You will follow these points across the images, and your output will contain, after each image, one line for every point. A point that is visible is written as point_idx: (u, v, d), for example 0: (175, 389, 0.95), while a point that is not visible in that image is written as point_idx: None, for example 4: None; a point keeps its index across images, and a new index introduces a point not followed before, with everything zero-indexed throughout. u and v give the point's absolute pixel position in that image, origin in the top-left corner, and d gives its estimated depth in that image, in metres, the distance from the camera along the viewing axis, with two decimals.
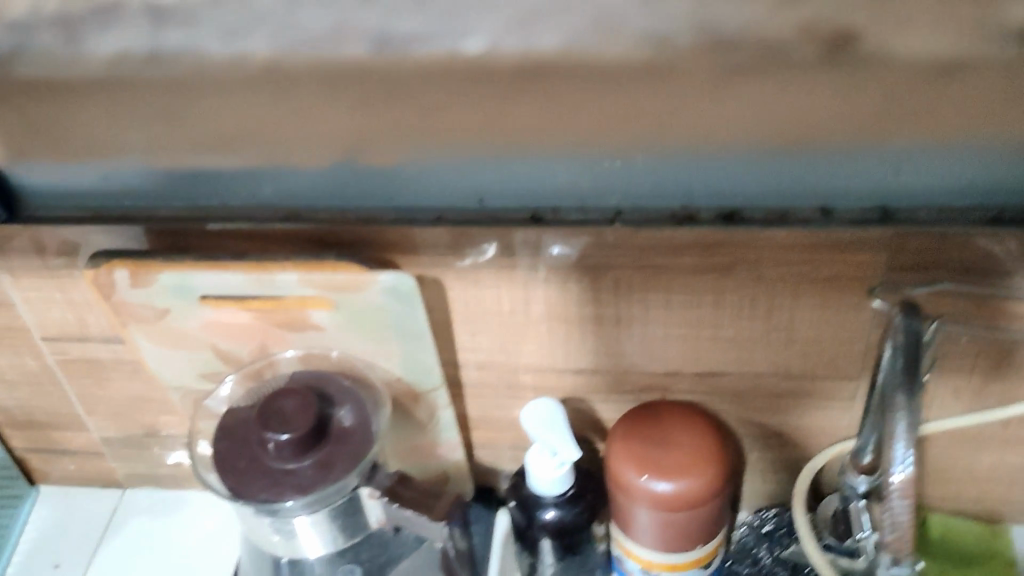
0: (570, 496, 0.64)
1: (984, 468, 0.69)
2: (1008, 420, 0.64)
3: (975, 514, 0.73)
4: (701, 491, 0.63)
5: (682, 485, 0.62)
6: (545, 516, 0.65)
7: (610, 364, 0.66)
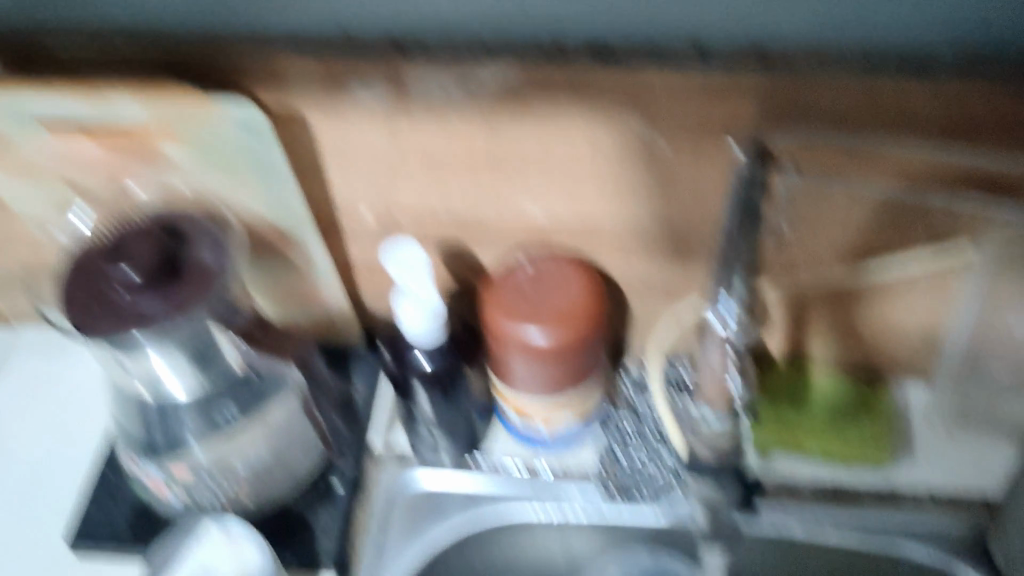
0: (440, 345, 0.63)
1: (866, 326, 0.69)
2: (887, 277, 0.64)
3: (858, 374, 0.73)
4: (576, 346, 0.63)
5: (558, 340, 0.62)
6: (418, 365, 0.63)
7: (489, 211, 0.64)
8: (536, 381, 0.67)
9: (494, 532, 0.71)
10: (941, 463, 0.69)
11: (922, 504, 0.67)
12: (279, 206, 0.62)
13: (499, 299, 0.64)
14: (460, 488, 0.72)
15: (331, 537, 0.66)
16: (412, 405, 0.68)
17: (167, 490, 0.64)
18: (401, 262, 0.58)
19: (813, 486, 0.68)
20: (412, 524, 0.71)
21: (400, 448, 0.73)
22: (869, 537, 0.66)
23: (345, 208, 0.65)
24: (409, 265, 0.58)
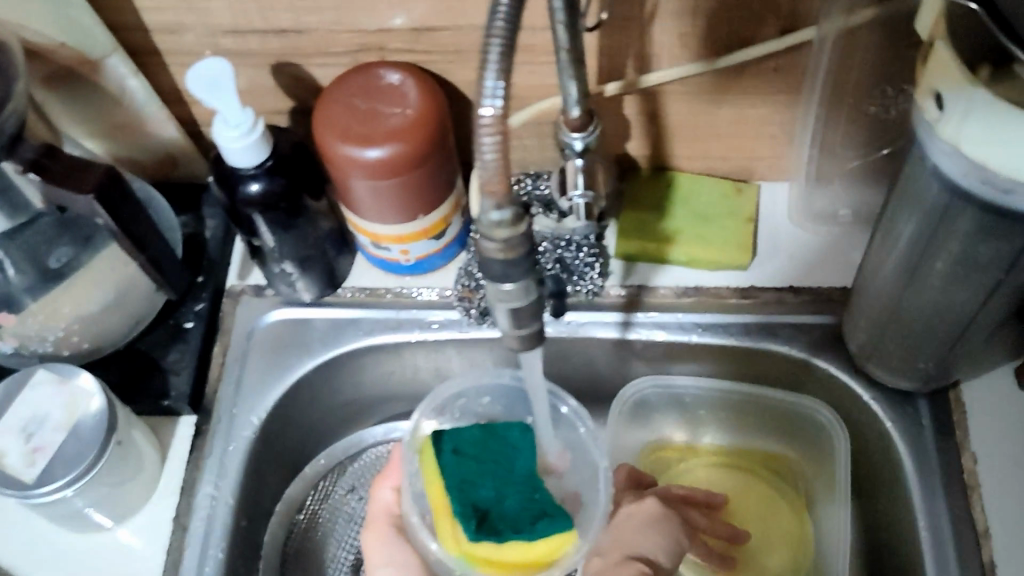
0: (268, 168, 0.58)
1: (726, 122, 0.66)
2: (741, 65, 0.60)
3: (725, 173, 0.71)
4: (414, 158, 0.58)
5: (393, 151, 0.58)
6: (248, 191, 0.59)
7: (315, 22, 0.59)
8: (386, 207, 0.62)
9: (360, 360, 0.69)
10: (807, 257, 0.68)
11: (782, 299, 0.66)
12: (80, 35, 0.58)
13: (329, 119, 0.59)
14: (323, 318, 0.69)
15: (184, 374, 0.65)
16: (254, 239, 0.63)
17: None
18: (203, 85, 0.52)
19: (674, 290, 0.68)
20: (273, 357, 0.68)
21: (258, 283, 0.70)
22: (726, 334, 0.67)
23: (158, 30, 0.59)
24: (213, 87, 0.52)
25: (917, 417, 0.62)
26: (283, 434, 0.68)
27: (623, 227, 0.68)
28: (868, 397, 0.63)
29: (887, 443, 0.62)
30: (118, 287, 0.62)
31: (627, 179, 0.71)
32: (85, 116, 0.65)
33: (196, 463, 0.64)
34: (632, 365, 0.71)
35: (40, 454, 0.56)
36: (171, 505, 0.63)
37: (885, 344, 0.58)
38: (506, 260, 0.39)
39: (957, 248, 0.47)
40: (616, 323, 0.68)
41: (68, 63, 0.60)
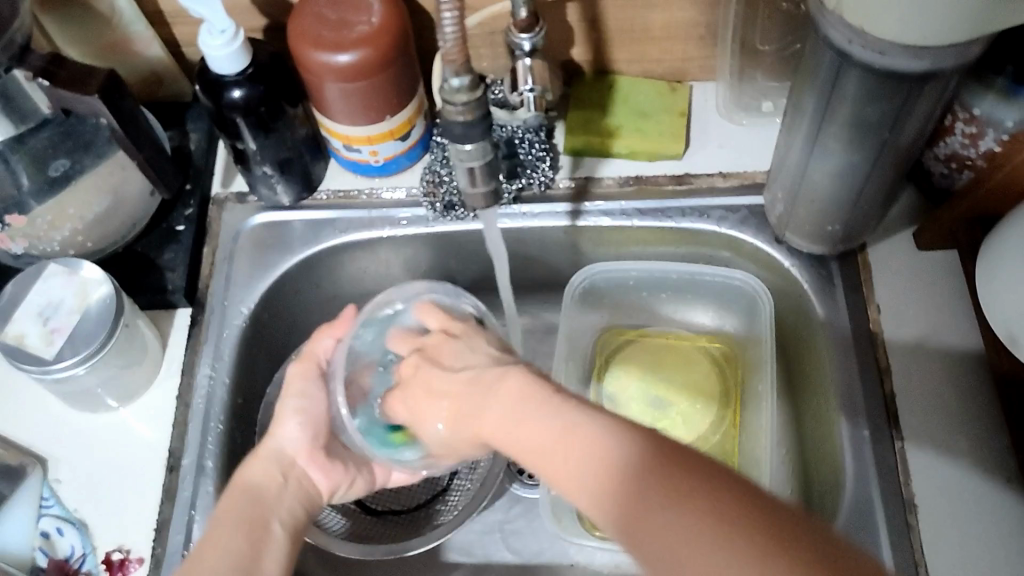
0: (248, 75, 0.65)
1: (659, 25, 0.73)
2: None
3: (661, 75, 0.78)
4: (381, 62, 0.65)
5: (362, 55, 0.64)
6: (232, 98, 0.65)
7: None
8: (358, 110, 0.68)
9: (337, 257, 0.77)
10: (734, 146, 0.76)
11: (714, 184, 0.75)
12: None
13: (302, 29, 0.65)
14: (302, 220, 0.76)
15: (178, 270, 0.72)
16: (237, 144, 0.69)
17: (7, 242, 0.67)
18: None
19: (617, 180, 0.76)
20: (260, 256, 0.75)
21: (240, 190, 0.76)
22: (666, 218, 0.75)
23: None
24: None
25: (830, 277, 0.72)
26: (273, 323, 0.76)
27: (570, 124, 0.76)
28: (789, 264, 0.73)
29: (804, 301, 0.72)
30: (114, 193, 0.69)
31: (572, 83, 0.78)
32: (77, 39, 0.71)
33: (194, 347, 0.70)
34: (583, 252, 0.79)
35: (58, 335, 0.63)
36: (172, 387, 0.69)
37: (799, 209, 0.67)
38: (466, 121, 0.47)
39: (850, 110, 0.56)
40: (565, 213, 0.75)
41: None
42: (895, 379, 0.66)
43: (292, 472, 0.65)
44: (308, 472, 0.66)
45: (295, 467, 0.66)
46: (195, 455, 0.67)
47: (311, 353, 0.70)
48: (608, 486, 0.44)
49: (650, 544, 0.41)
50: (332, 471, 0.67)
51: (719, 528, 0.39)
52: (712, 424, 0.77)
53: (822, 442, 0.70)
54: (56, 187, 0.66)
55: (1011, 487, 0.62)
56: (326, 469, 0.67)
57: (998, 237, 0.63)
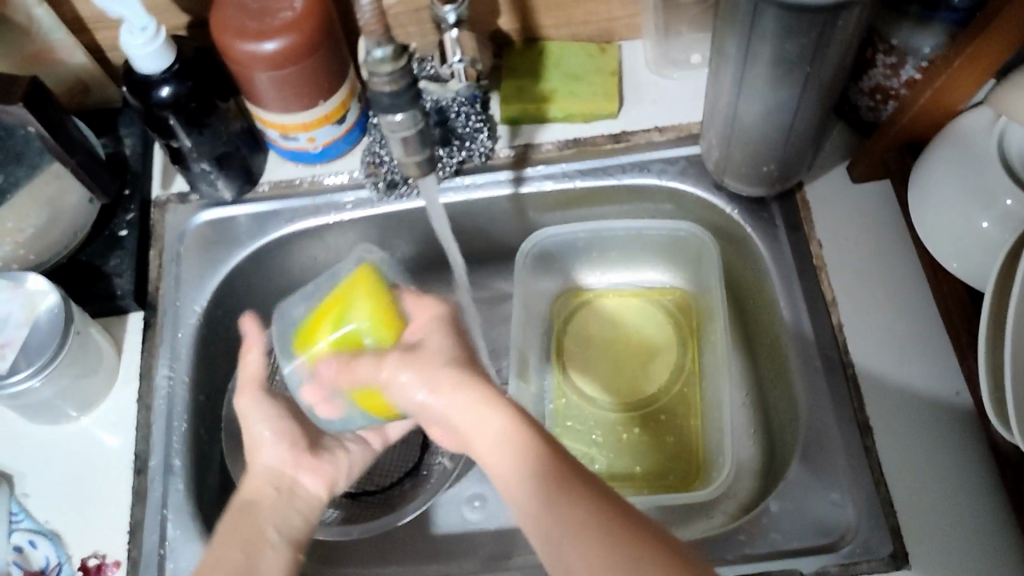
0: (175, 72, 0.64)
1: None
2: None
3: (589, 38, 0.79)
4: (306, 47, 0.65)
5: (286, 42, 0.64)
6: (160, 96, 0.65)
7: None
8: (290, 98, 0.68)
9: (285, 247, 0.77)
10: (667, 100, 0.77)
11: (651, 138, 0.76)
12: None
13: (223, 21, 0.65)
14: (245, 214, 0.76)
15: (125, 276, 0.71)
16: (172, 143, 0.69)
17: None
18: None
19: (555, 144, 0.76)
20: (206, 254, 0.75)
21: (181, 190, 0.76)
22: (606, 177, 0.76)
23: None
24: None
25: (771, 218, 0.73)
26: (226, 319, 0.76)
27: (503, 94, 0.76)
28: (730, 209, 0.74)
29: (748, 244, 0.74)
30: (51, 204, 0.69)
31: (502, 52, 0.78)
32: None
33: (150, 350, 0.70)
34: (530, 219, 0.80)
35: (9, 348, 0.63)
36: (132, 391, 0.69)
37: (734, 153, 0.69)
38: (393, 91, 0.48)
39: (771, 50, 0.57)
40: (507, 181, 0.76)
41: None
42: (842, 309, 0.68)
43: (283, 482, 0.61)
44: (298, 478, 0.62)
45: (286, 477, 0.61)
46: (162, 456, 0.67)
47: (249, 379, 0.64)
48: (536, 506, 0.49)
49: (568, 549, 0.46)
50: (321, 471, 0.63)
51: (618, 551, 0.45)
52: (674, 373, 0.79)
53: (778, 379, 0.72)
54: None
55: (960, 401, 0.64)
56: (315, 468, 0.63)
57: (924, 164, 0.65)
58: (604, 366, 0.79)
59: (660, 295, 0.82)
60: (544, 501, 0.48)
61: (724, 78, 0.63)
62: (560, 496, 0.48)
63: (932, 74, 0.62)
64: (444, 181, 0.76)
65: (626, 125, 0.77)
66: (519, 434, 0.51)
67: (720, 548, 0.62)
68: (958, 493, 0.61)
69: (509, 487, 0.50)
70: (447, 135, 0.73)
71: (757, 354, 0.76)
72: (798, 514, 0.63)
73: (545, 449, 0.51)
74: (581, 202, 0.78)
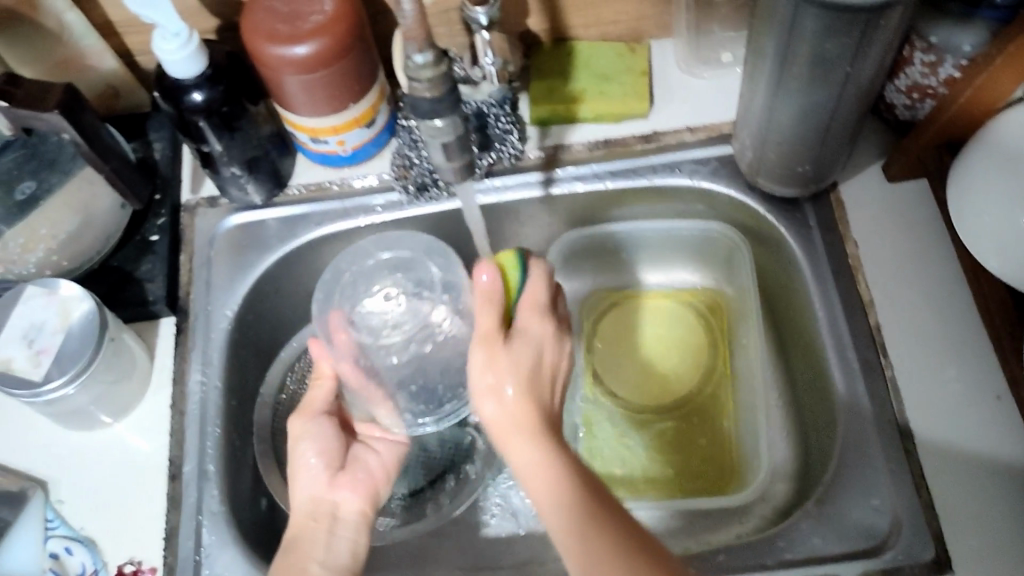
0: (207, 76, 0.64)
1: None
2: None
3: (619, 37, 0.78)
4: (338, 50, 0.65)
5: (318, 45, 0.64)
6: (193, 101, 0.64)
7: None
8: (321, 101, 0.68)
9: (315, 250, 0.77)
10: (698, 100, 0.76)
11: (682, 139, 0.75)
12: None
13: (254, 25, 0.64)
14: (275, 218, 0.76)
15: (157, 281, 0.71)
16: (203, 148, 0.69)
17: None
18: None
19: (586, 145, 0.76)
20: (236, 257, 0.74)
21: (210, 194, 0.76)
22: (638, 177, 0.76)
23: None
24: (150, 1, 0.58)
25: (805, 218, 0.72)
26: (256, 323, 0.76)
27: (533, 95, 0.76)
28: (763, 210, 0.74)
29: (782, 245, 0.73)
30: (83, 210, 0.69)
31: (531, 53, 0.78)
32: (28, 59, 0.70)
33: (182, 355, 0.70)
34: (559, 220, 0.80)
35: (45, 355, 0.62)
36: (165, 396, 0.69)
37: (768, 154, 0.68)
38: (433, 96, 0.47)
39: (811, 50, 0.56)
40: (537, 183, 0.76)
41: (9, 5, 0.65)
42: (878, 310, 0.68)
43: (323, 509, 0.64)
44: (335, 498, 0.64)
45: (323, 503, 0.64)
46: (196, 461, 0.67)
47: (310, 404, 0.70)
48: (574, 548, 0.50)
49: None
50: (359, 486, 0.66)
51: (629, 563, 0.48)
52: (701, 371, 0.79)
53: (813, 381, 0.71)
54: (25, 208, 0.65)
55: (1001, 403, 0.63)
56: (352, 485, 0.66)
57: (963, 163, 0.65)
58: (635, 368, 0.79)
59: (689, 297, 0.82)
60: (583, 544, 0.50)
61: (760, 78, 0.62)
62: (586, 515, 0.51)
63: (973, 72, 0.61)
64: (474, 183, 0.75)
65: (656, 125, 0.76)
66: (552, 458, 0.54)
67: (759, 552, 0.62)
68: (1000, 496, 0.60)
69: (535, 496, 0.53)
70: (478, 136, 0.73)
71: (790, 356, 0.75)
72: (836, 518, 0.62)
73: (578, 468, 0.54)
74: (611, 203, 0.78)
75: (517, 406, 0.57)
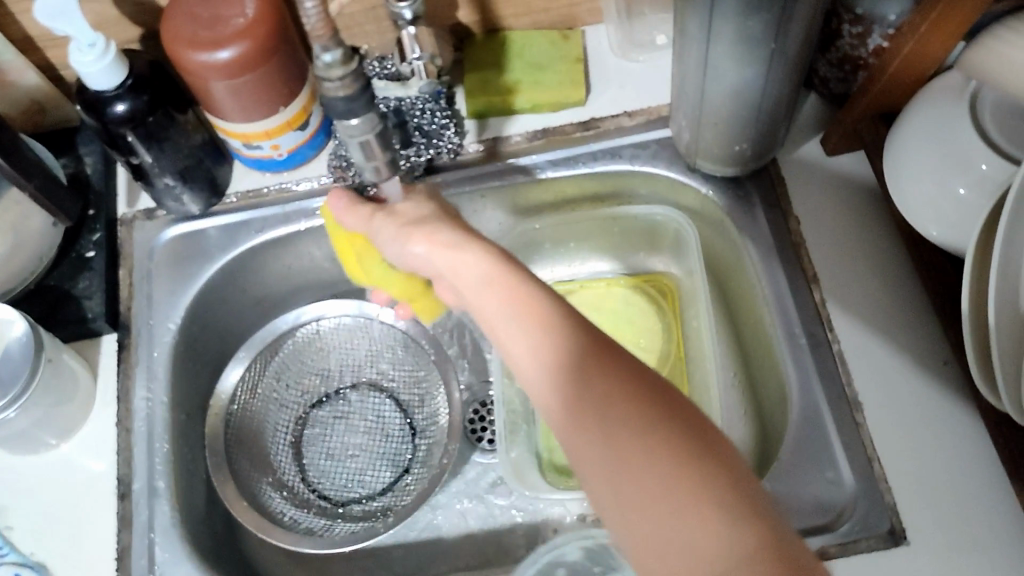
0: (129, 86, 0.63)
1: None
2: None
3: (552, 25, 0.78)
4: (263, 53, 0.64)
5: (242, 49, 0.63)
6: (116, 113, 0.63)
7: None
8: (251, 106, 0.67)
9: (258, 257, 0.76)
10: (635, 83, 0.76)
11: (621, 124, 0.75)
12: None
13: (174, 33, 0.63)
14: (215, 227, 0.75)
15: (96, 298, 0.70)
16: (132, 159, 0.67)
17: None
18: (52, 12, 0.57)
19: (525, 135, 0.75)
20: (177, 267, 0.73)
21: (147, 206, 0.75)
22: (577, 165, 0.75)
23: None
24: (62, 15, 0.57)
25: (746, 196, 0.72)
26: (202, 334, 0.75)
27: (468, 88, 0.75)
28: (706, 190, 0.73)
29: (726, 225, 0.73)
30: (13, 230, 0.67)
31: (464, 46, 0.77)
32: None
33: (126, 371, 0.69)
34: (504, 213, 0.79)
35: None
36: (110, 414, 0.68)
37: (704, 133, 0.68)
38: (347, 95, 0.46)
39: (734, 27, 0.56)
40: (478, 176, 0.75)
41: None
42: (824, 285, 0.67)
43: None
44: None
45: None
46: (146, 478, 0.66)
47: None
48: (558, 367, 0.48)
49: (592, 422, 0.44)
50: None
51: (646, 476, 0.42)
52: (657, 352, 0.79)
53: (764, 359, 0.71)
54: None
55: (946, 369, 0.63)
56: None
57: (898, 132, 0.65)
58: None
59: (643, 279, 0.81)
60: (564, 376, 0.47)
61: (689, 58, 0.62)
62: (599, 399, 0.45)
63: (900, 41, 0.61)
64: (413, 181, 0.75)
65: (594, 111, 0.76)
66: (542, 299, 0.51)
67: None
68: (951, 460, 0.61)
69: (502, 334, 0.51)
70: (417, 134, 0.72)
71: (743, 335, 0.75)
72: (794, 495, 0.62)
73: (571, 311, 0.50)
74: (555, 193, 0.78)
75: (453, 240, 0.59)
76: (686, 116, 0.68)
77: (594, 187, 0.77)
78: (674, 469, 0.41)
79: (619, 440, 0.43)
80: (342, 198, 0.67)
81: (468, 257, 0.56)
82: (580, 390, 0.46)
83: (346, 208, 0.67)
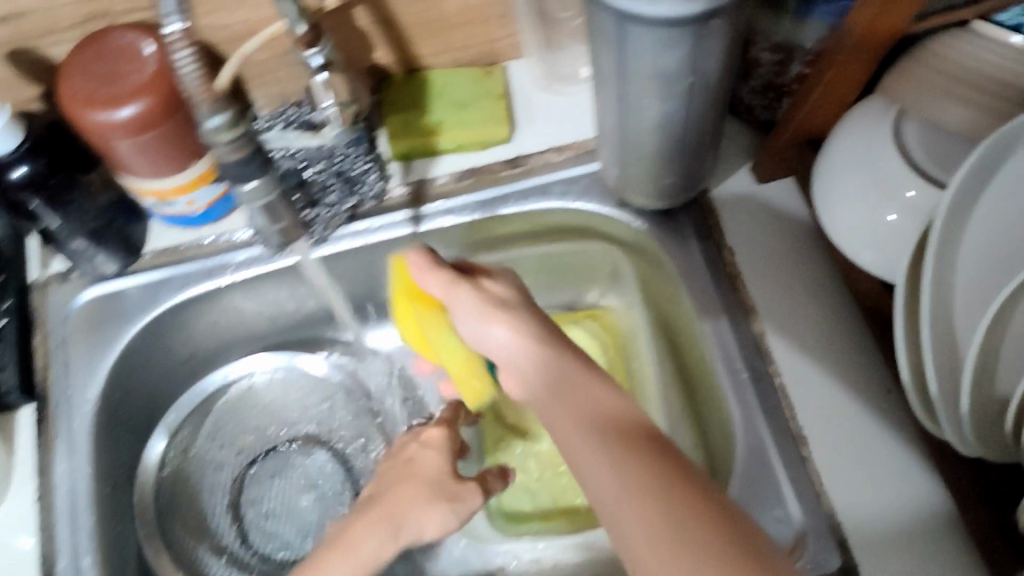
0: (27, 150, 0.60)
1: (454, 11, 0.70)
2: None
3: (473, 61, 0.76)
4: (167, 108, 0.61)
5: (143, 105, 0.60)
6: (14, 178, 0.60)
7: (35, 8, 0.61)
8: (159, 161, 0.64)
9: (182, 315, 0.73)
10: (562, 118, 0.74)
11: (548, 160, 0.73)
12: None
13: (70, 92, 0.60)
14: (136, 286, 0.71)
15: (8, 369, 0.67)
16: (38, 224, 0.64)
17: None
18: None
19: (452, 176, 0.73)
20: (96, 331, 0.70)
21: (62, 270, 0.72)
22: (507, 204, 0.73)
23: None
24: None
25: (680, 228, 0.71)
26: (125, 399, 0.72)
27: (391, 130, 0.73)
28: (639, 223, 0.72)
29: (661, 258, 0.72)
30: None
31: (384, 87, 0.75)
32: None
33: (44, 444, 0.66)
34: (436, 255, 0.77)
35: None
36: (27, 491, 0.65)
37: (631, 168, 0.66)
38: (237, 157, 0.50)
39: (648, 63, 0.54)
40: (405, 220, 0.73)
41: None
42: (762, 317, 0.66)
43: None
44: None
45: None
46: (67, 557, 0.63)
47: None
48: (584, 413, 0.46)
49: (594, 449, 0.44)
50: None
51: (665, 508, 0.38)
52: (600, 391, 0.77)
53: (708, 394, 0.69)
54: None
55: (892, 400, 0.62)
56: None
57: (826, 158, 0.63)
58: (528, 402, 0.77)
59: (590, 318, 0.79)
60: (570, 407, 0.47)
61: (609, 93, 0.60)
62: (622, 441, 0.43)
63: (821, 68, 0.60)
64: (338, 230, 0.72)
65: (521, 148, 0.74)
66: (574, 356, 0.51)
67: None
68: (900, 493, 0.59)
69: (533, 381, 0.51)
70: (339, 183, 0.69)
71: (686, 374, 0.73)
72: None
73: (599, 365, 0.50)
74: (488, 235, 0.76)
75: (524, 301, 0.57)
76: (611, 151, 0.66)
77: (529, 226, 0.75)
78: (677, 492, 0.39)
79: (633, 452, 0.42)
80: (424, 257, 0.60)
81: (518, 324, 0.54)
82: (590, 421, 0.45)
83: (429, 271, 0.59)
